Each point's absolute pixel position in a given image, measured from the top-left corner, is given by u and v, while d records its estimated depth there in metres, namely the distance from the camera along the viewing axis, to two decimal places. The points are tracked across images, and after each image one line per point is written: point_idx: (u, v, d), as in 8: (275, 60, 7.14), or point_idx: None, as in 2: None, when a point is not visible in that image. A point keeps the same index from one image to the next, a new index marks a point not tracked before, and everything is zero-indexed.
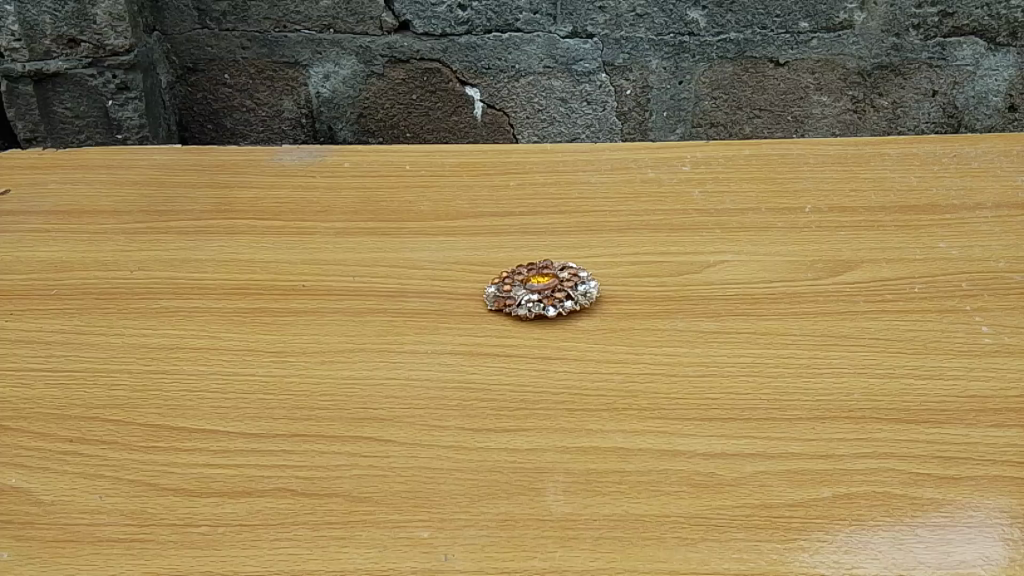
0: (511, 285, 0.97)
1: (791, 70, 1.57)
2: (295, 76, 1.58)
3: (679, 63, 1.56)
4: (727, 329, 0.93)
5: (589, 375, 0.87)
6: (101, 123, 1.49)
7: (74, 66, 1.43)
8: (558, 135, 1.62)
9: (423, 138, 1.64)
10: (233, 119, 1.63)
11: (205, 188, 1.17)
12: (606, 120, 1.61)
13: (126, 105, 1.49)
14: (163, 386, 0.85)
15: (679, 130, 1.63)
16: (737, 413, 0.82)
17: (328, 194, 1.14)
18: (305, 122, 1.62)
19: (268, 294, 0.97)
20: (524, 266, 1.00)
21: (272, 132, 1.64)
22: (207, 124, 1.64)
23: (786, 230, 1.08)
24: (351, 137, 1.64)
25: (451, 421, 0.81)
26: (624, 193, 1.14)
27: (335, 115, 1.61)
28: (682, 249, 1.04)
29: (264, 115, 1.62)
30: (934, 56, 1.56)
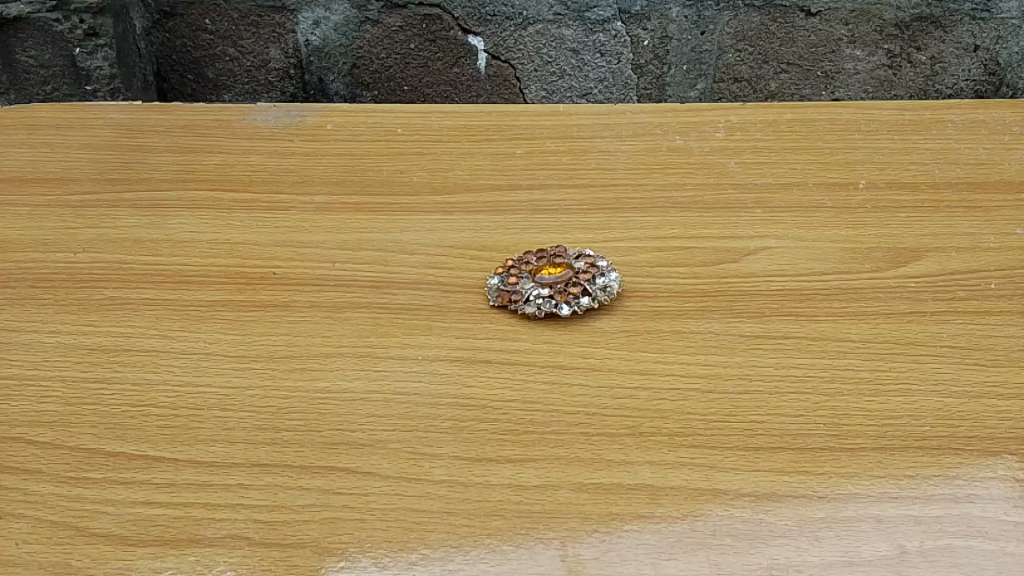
0: (517, 275, 0.83)
1: (823, 20, 1.40)
2: (282, 22, 1.40)
3: (701, 11, 1.39)
4: (771, 333, 0.79)
5: (608, 391, 0.73)
6: (69, 73, 1.32)
7: (37, 10, 1.28)
8: (569, 90, 1.44)
9: (421, 91, 1.46)
10: (216, 69, 1.44)
11: (166, 154, 1.01)
12: (620, 73, 1.42)
13: (94, 53, 1.31)
14: (102, 399, 0.72)
15: (699, 86, 1.45)
16: (787, 441, 0.69)
17: (306, 161, 0.99)
18: (294, 73, 1.43)
19: (231, 284, 0.83)
20: (533, 252, 0.85)
21: (258, 84, 1.44)
22: (186, 74, 1.44)
23: (837, 211, 0.93)
24: (343, 89, 1.45)
25: (445, 447, 0.68)
26: (648, 163, 0.98)
27: (326, 65, 1.43)
28: (717, 232, 0.89)
29: (249, 65, 1.43)
30: (976, 7, 1.38)
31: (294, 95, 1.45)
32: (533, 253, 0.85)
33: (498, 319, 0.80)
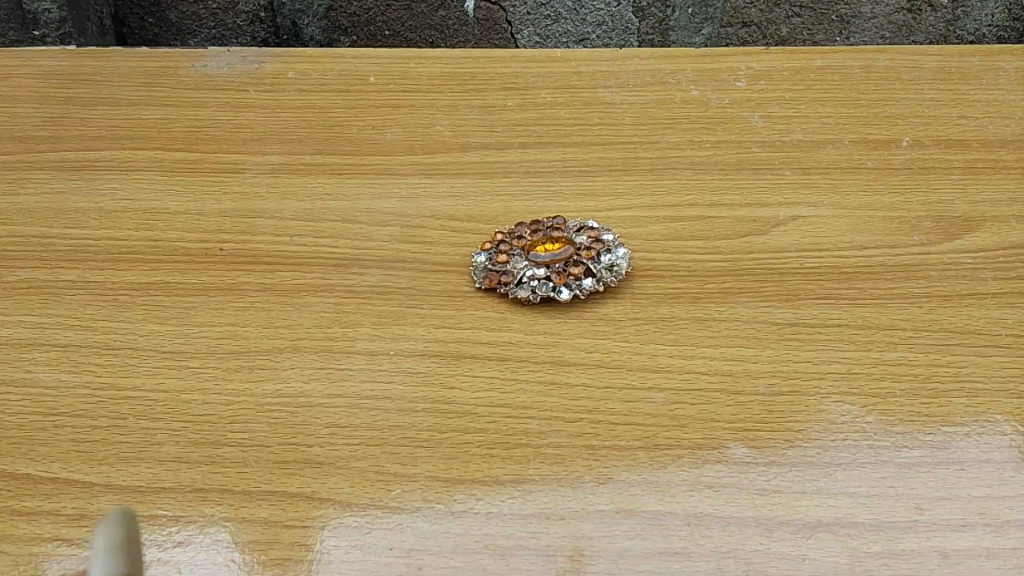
0: (507, 251, 0.70)
1: None
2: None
3: None
4: (807, 321, 0.67)
5: (617, 394, 0.61)
6: (14, 17, 1.10)
7: None
8: (564, 35, 1.21)
9: (405, 38, 1.22)
10: (177, 12, 1.18)
11: (102, 107, 0.88)
12: (620, 16, 1.19)
13: None
14: (10, 406, 0.60)
15: (706, 31, 1.20)
16: (834, 454, 0.58)
17: (263, 115, 0.85)
18: (263, 16, 1.19)
19: (170, 263, 0.70)
20: (527, 221, 0.72)
21: (227, 28, 1.19)
22: (147, 18, 1.18)
23: (878, 173, 0.80)
24: (320, 35, 1.21)
25: (419, 467, 0.57)
26: (659, 116, 0.85)
27: (299, 6, 1.18)
28: (740, 198, 0.77)
29: (214, 7, 1.18)
30: None
31: (265, 42, 1.20)
32: (528, 223, 0.72)
33: (485, 305, 0.68)
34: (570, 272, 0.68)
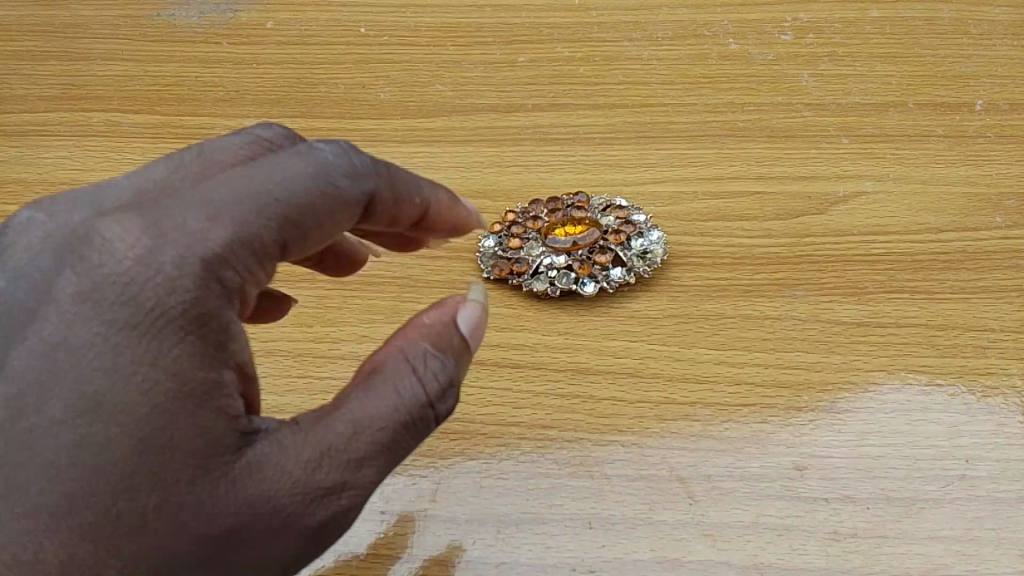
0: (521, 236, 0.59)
1: None
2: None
3: None
4: (877, 319, 0.56)
5: (654, 412, 0.51)
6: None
7: None
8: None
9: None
10: None
11: (51, 60, 0.76)
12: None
13: None
14: None
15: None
16: (916, 488, 0.48)
17: (237, 72, 0.74)
18: None
19: None
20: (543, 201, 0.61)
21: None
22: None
23: (950, 142, 0.69)
24: None
25: (415, 505, 0.47)
26: (694, 74, 0.73)
27: None
28: (792, 171, 0.65)
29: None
30: None
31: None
32: (544, 202, 0.61)
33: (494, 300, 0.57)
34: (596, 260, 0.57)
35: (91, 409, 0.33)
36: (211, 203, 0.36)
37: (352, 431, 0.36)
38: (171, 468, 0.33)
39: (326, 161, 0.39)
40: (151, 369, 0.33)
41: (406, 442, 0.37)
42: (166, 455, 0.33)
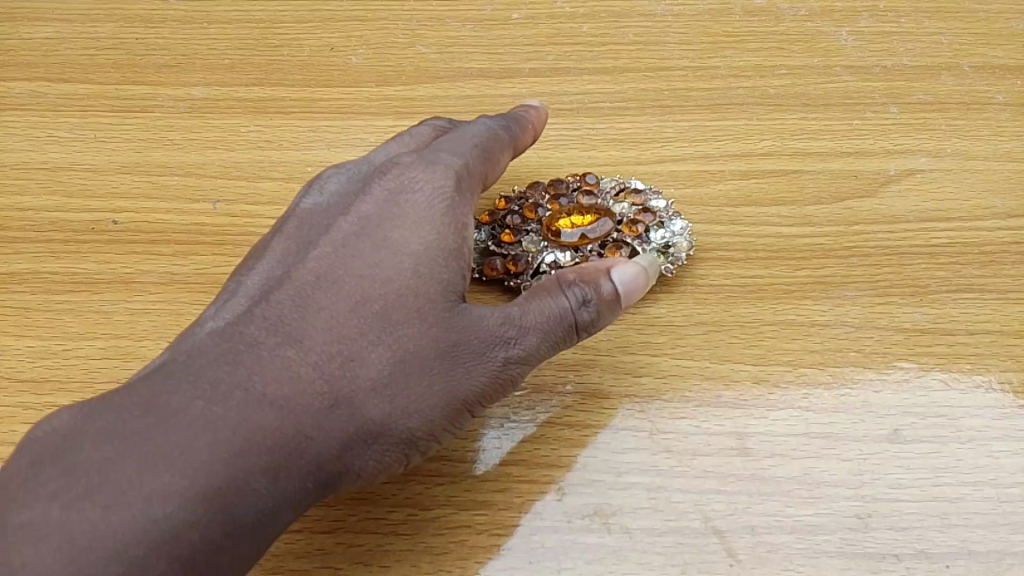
0: (517, 226, 0.49)
1: None
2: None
3: None
4: (943, 325, 0.47)
5: (682, 446, 0.42)
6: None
7: None
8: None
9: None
10: None
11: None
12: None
13: None
14: None
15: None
16: (1003, 538, 0.40)
17: (182, 31, 0.63)
18: None
19: (43, 244, 0.50)
20: (543, 183, 0.52)
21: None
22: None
23: (1012, 111, 0.59)
24: None
25: (393, 571, 0.39)
26: (715, 32, 0.63)
27: None
28: (834, 146, 0.56)
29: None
30: None
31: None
32: (544, 186, 0.51)
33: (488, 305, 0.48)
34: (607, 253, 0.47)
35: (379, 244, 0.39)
36: (461, 139, 0.44)
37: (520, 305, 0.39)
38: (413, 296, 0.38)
39: (509, 122, 0.46)
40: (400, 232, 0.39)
41: (571, 333, 0.40)
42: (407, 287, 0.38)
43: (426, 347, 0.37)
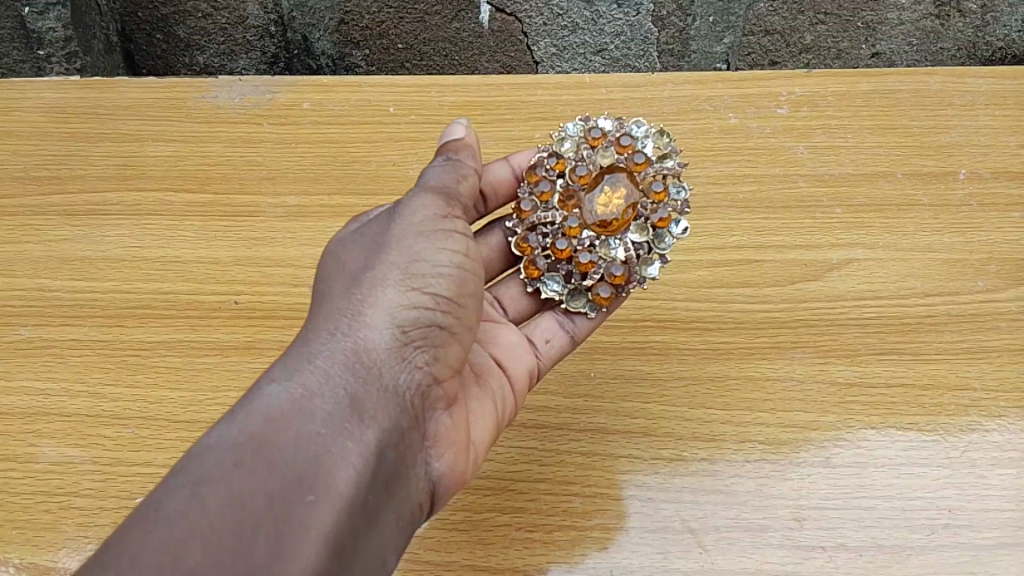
0: (569, 244, 0.58)
1: None
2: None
3: None
4: (868, 380, 0.61)
5: (667, 468, 0.57)
6: (19, 36, 1.03)
7: None
8: (581, 46, 1.05)
9: (419, 51, 1.08)
10: (187, 28, 1.06)
11: (97, 137, 0.81)
12: (639, 26, 1.03)
13: (47, 14, 1.00)
14: (14, 486, 0.57)
15: (726, 43, 1.03)
16: (905, 537, 0.54)
17: (276, 151, 0.79)
18: (274, 30, 1.07)
19: (181, 317, 0.66)
20: (527, 189, 0.59)
21: (236, 43, 1.07)
22: (155, 34, 1.07)
23: (933, 211, 0.74)
24: (331, 50, 1.08)
25: (455, 555, 0.53)
26: (697, 147, 0.79)
27: (311, 22, 1.06)
28: (790, 240, 0.71)
29: (223, 23, 1.06)
30: None
31: (276, 58, 1.09)
32: (532, 193, 0.59)
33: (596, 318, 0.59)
34: (651, 219, 0.58)
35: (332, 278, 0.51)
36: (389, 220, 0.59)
37: (425, 228, 0.51)
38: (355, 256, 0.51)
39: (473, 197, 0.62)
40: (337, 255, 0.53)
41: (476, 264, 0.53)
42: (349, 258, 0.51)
43: (390, 287, 0.49)
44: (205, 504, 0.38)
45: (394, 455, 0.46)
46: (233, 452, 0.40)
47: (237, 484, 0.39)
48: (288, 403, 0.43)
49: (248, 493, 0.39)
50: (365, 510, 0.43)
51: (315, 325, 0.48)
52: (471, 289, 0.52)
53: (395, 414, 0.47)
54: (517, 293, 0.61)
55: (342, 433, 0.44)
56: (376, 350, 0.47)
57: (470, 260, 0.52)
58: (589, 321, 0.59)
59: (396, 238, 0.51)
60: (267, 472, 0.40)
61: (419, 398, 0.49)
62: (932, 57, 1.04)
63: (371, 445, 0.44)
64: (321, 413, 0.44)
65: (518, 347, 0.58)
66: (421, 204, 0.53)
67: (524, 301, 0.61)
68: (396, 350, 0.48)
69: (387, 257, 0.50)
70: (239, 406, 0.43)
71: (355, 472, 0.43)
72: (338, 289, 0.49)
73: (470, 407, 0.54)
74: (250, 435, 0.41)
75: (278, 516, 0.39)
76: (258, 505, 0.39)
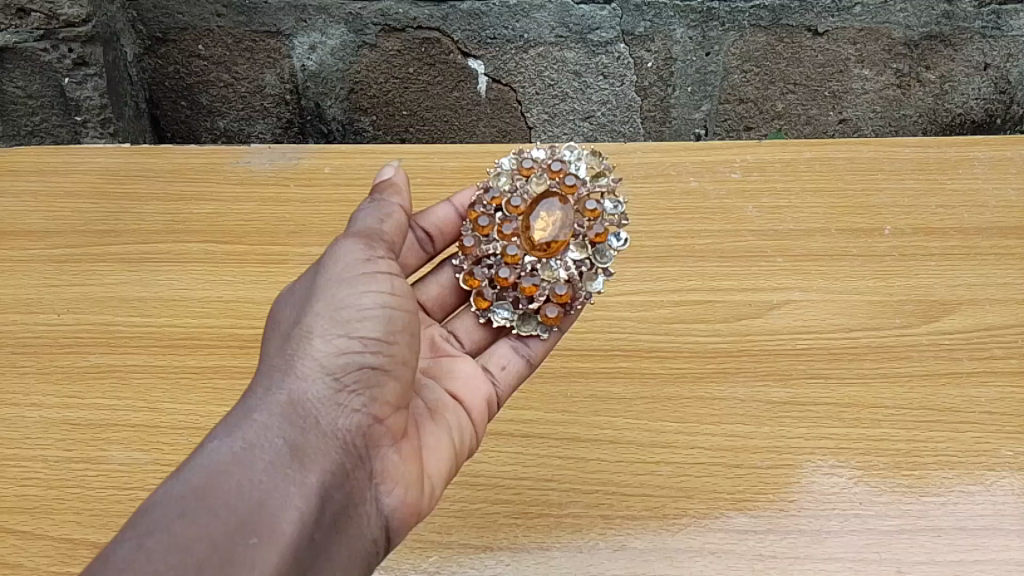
0: (512, 273, 0.70)
1: (831, 40, 1.17)
2: (277, 47, 1.18)
3: (707, 32, 1.15)
4: (799, 399, 0.74)
5: (630, 469, 0.69)
6: (58, 104, 1.17)
7: (24, 39, 1.10)
8: (571, 113, 1.23)
9: (422, 117, 1.24)
10: (209, 95, 1.24)
11: (147, 197, 0.95)
12: (624, 95, 1.21)
13: (85, 84, 1.14)
14: (89, 481, 0.69)
15: (705, 107, 1.23)
16: (825, 524, 0.66)
17: (303, 208, 0.92)
18: (289, 99, 1.23)
19: (224, 347, 0.78)
20: (472, 227, 0.71)
21: (255, 110, 1.25)
22: (180, 101, 1.25)
23: (862, 260, 0.87)
24: (341, 116, 1.24)
25: (452, 536, 0.65)
26: (663, 206, 0.92)
27: (323, 91, 1.22)
28: (739, 284, 0.84)
29: (244, 91, 1.23)
30: (988, 26, 1.16)
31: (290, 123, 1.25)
32: (474, 229, 0.71)
33: (548, 338, 0.71)
34: (590, 236, 0.71)
35: (274, 346, 0.60)
36: None
37: (347, 277, 0.60)
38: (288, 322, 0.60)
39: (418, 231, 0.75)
40: (278, 323, 0.62)
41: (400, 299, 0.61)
42: (284, 325, 0.61)
43: (317, 343, 0.58)
44: (154, 550, 0.46)
45: (337, 492, 0.55)
46: (180, 504, 0.49)
47: (185, 530, 0.48)
48: (231, 458, 0.52)
49: (196, 539, 0.47)
50: (308, 541, 0.51)
51: (258, 389, 0.57)
52: (397, 325, 0.60)
53: (336, 455, 0.56)
54: (472, 326, 0.73)
55: (282, 478, 0.52)
56: (312, 402, 0.57)
57: (394, 302, 0.61)
58: (541, 345, 0.71)
59: (321, 297, 0.60)
60: (211, 517, 0.49)
61: (360, 438, 0.58)
62: (895, 122, 1.26)
63: (312, 487, 0.53)
64: (262, 462, 0.53)
65: (475, 378, 0.69)
66: (342, 253, 0.62)
67: (480, 332, 0.73)
68: (331, 398, 0.57)
69: (314, 315, 0.59)
70: (190, 465, 0.52)
71: (296, 512, 0.51)
72: (277, 355, 0.59)
73: (425, 441, 0.64)
74: (196, 489, 0.50)
75: (223, 556, 0.48)
76: (204, 545, 0.47)
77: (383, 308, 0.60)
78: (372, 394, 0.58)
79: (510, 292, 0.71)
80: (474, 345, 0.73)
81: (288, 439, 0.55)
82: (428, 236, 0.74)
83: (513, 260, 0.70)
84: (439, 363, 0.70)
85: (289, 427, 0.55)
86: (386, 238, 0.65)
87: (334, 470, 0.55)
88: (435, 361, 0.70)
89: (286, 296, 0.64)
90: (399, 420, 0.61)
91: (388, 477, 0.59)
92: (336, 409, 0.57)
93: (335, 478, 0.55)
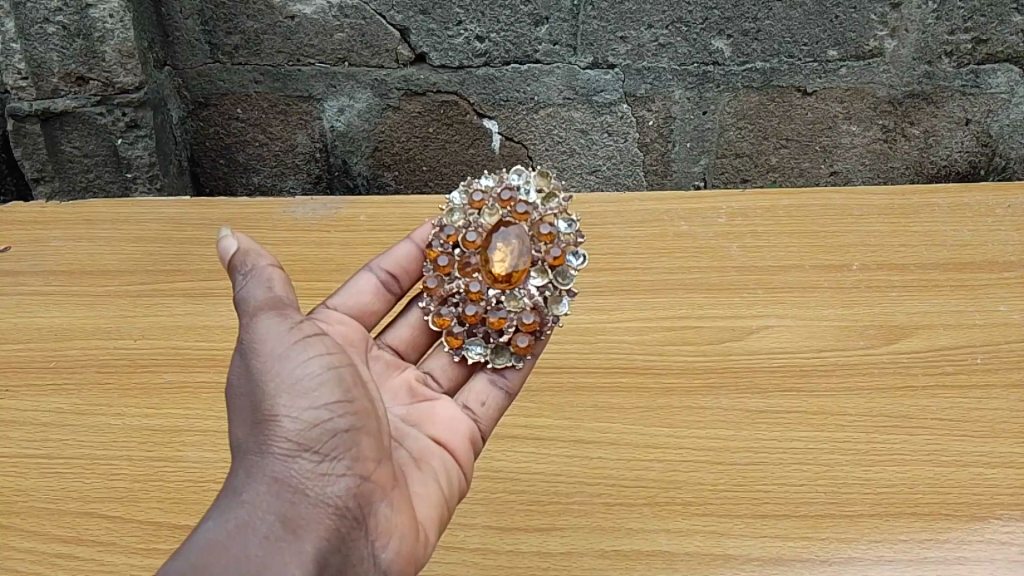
0: (477, 310, 0.80)
1: (820, 99, 1.31)
2: (309, 110, 1.33)
3: (703, 93, 1.30)
4: (773, 408, 0.86)
5: (629, 466, 0.81)
6: (111, 163, 1.28)
7: (83, 104, 1.21)
8: (579, 167, 1.37)
9: (440, 172, 1.39)
10: (246, 153, 1.39)
11: (209, 240, 1.09)
12: (627, 151, 1.35)
13: (136, 144, 1.26)
14: (168, 477, 0.81)
15: (703, 161, 1.37)
16: (796, 509, 0.77)
17: (341, 250, 1.06)
18: (319, 157, 1.38)
19: None
20: (432, 268, 0.81)
21: (287, 167, 1.40)
22: (219, 159, 1.40)
23: (832, 291, 1.00)
24: (366, 172, 1.39)
25: (475, 519, 0.77)
26: (657, 246, 1.05)
27: (350, 149, 1.37)
28: (723, 312, 0.96)
29: (277, 150, 1.38)
30: (967, 84, 1.30)
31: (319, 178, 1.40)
32: (436, 271, 0.81)
33: (522, 366, 0.80)
34: (549, 259, 0.81)
35: (245, 430, 0.64)
36: None
37: (286, 353, 0.64)
38: (247, 408, 0.64)
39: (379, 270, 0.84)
40: (238, 410, 0.65)
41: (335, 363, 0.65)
42: (244, 412, 0.64)
43: (285, 421, 0.62)
44: None
45: (334, 556, 0.59)
46: None
47: None
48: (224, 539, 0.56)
49: None
50: None
51: (244, 475, 0.61)
52: (348, 386, 0.65)
53: (330, 521, 0.60)
54: (447, 365, 0.82)
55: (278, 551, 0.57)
56: (296, 476, 0.61)
57: (337, 369, 0.65)
58: (516, 375, 0.80)
59: (271, 378, 0.63)
60: None
61: (353, 502, 0.62)
62: (884, 174, 1.39)
63: (309, 555, 0.58)
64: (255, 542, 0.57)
65: (456, 419, 0.77)
66: (269, 332, 0.65)
67: (454, 370, 0.82)
68: (314, 470, 0.61)
69: (273, 395, 0.63)
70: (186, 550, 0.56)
71: None
72: (252, 438, 0.63)
73: (414, 489, 0.70)
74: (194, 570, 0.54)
75: None
76: None
77: (330, 372, 0.64)
78: (351, 455, 0.63)
79: (478, 329, 0.81)
80: (450, 382, 0.82)
81: (278, 516, 0.59)
82: (392, 276, 0.84)
83: (478, 295, 0.80)
84: (420, 406, 0.77)
85: (280, 504, 0.60)
86: (290, 302, 0.68)
87: (328, 536, 0.60)
88: (418, 404, 0.78)
89: (229, 386, 0.66)
90: (384, 472, 0.65)
91: (382, 533, 0.64)
92: (321, 479, 0.61)
93: (332, 543, 0.60)
